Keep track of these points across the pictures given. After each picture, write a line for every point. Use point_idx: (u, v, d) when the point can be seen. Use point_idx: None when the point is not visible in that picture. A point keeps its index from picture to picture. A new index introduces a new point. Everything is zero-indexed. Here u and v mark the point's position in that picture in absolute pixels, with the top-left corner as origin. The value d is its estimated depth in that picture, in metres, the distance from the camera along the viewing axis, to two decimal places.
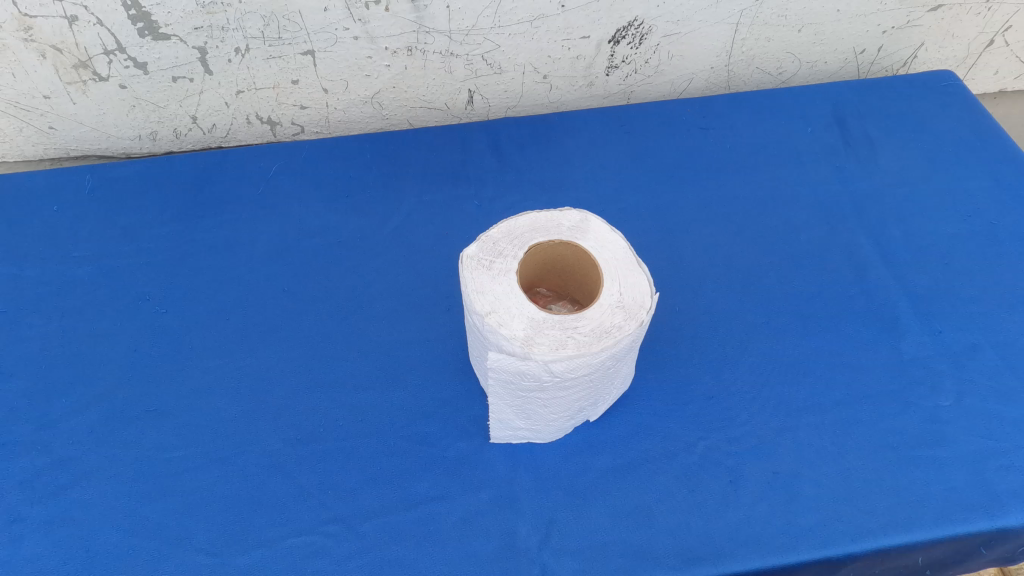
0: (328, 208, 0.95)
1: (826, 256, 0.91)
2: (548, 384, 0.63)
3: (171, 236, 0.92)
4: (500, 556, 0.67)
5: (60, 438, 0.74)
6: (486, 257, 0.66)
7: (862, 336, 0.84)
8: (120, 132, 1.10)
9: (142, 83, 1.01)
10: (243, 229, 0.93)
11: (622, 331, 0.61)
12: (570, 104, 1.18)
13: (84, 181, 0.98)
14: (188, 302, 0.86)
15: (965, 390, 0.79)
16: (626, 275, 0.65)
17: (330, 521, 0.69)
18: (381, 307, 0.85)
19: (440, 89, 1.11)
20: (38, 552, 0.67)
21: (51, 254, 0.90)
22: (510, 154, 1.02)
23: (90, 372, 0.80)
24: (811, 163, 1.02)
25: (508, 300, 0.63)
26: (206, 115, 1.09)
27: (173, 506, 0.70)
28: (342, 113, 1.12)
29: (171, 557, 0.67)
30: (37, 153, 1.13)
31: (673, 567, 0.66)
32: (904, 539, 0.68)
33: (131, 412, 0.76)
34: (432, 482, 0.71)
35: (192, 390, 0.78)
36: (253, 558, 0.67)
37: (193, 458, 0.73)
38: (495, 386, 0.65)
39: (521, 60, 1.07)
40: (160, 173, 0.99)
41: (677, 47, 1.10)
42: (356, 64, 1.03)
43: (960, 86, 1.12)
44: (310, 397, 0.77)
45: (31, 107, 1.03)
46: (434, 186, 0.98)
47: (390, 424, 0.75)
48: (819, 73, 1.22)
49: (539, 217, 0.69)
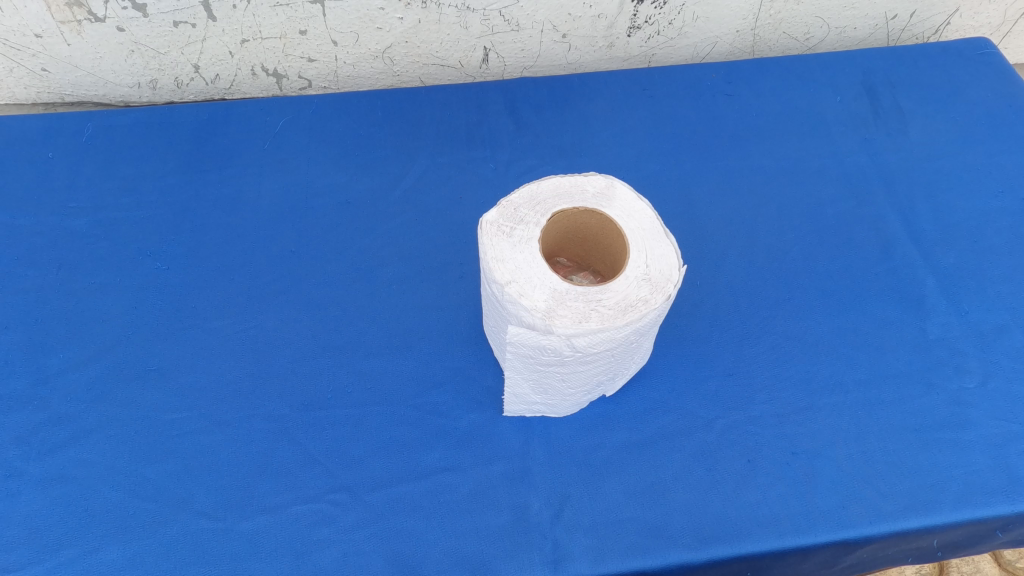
0: (337, 166, 0.91)
1: (851, 231, 0.88)
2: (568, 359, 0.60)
3: (172, 190, 0.89)
4: (511, 530, 0.66)
5: (57, 394, 0.72)
6: (506, 223, 0.62)
7: (887, 314, 0.81)
8: (118, 78, 1.05)
9: (141, 26, 0.96)
10: (247, 186, 0.89)
11: (648, 305, 0.58)
12: (588, 65, 1.14)
13: (80, 129, 0.93)
14: (190, 260, 0.83)
15: (990, 372, 0.77)
16: (653, 245, 0.62)
17: (337, 488, 0.67)
18: (392, 271, 0.82)
19: (453, 45, 1.06)
20: (34, 510, 0.66)
21: (48, 205, 0.86)
22: (527, 116, 0.98)
23: (86, 328, 0.77)
24: (840, 135, 0.98)
25: (530, 269, 0.60)
26: (209, 64, 1.04)
27: (175, 468, 0.68)
28: (351, 67, 1.07)
29: (173, 520, 0.65)
30: (29, 96, 1.08)
31: (687, 545, 0.65)
32: (923, 522, 0.67)
33: (131, 370, 0.74)
34: (443, 452, 0.69)
35: (193, 349, 0.76)
36: (257, 523, 0.65)
37: (195, 419, 0.71)
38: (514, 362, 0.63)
39: (540, 17, 1.02)
40: (161, 123, 0.95)
41: (703, 9, 1.05)
42: (367, 16, 0.98)
43: (997, 56, 1.07)
44: (317, 362, 0.75)
45: (22, 46, 0.99)
46: (447, 146, 0.94)
47: (400, 391, 0.73)
48: (847, 39, 1.18)
49: (563, 182, 0.66)
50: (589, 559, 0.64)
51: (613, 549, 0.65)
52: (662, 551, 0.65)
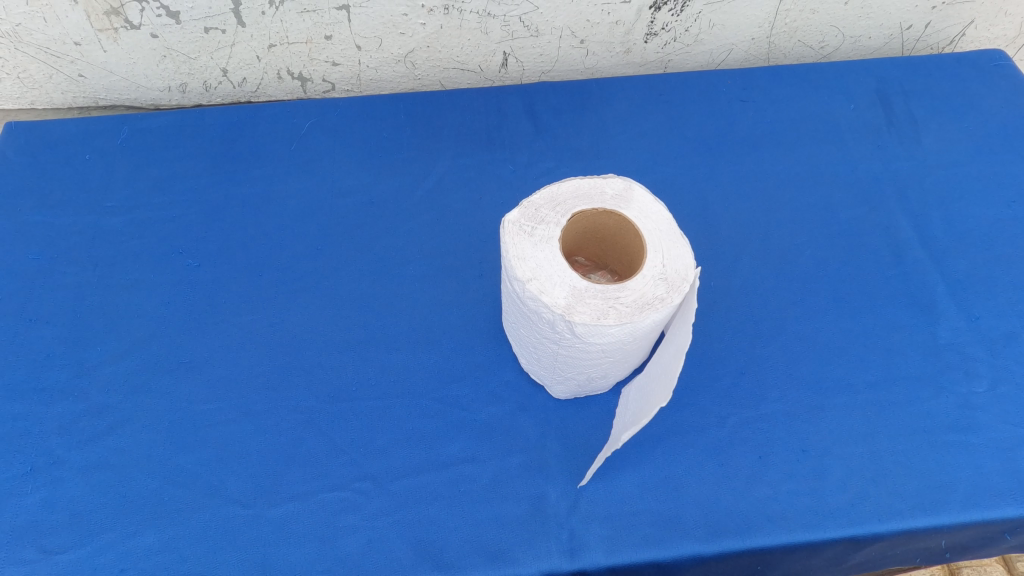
0: (361, 167, 0.94)
1: (864, 236, 0.90)
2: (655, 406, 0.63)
3: (204, 189, 0.92)
4: (530, 520, 0.68)
5: (96, 385, 0.75)
6: (528, 224, 0.65)
7: (897, 319, 0.82)
8: (150, 83, 1.09)
9: (174, 33, 0.99)
10: (275, 185, 0.92)
11: (664, 304, 0.60)
12: (606, 70, 1.16)
13: (116, 131, 0.97)
14: (221, 257, 0.86)
15: (1000, 377, 0.78)
16: (669, 246, 0.64)
17: (362, 477, 0.70)
18: (414, 269, 0.85)
19: (474, 50, 1.08)
20: (74, 495, 0.68)
21: (86, 204, 0.90)
22: (546, 119, 1.00)
23: (123, 322, 0.80)
24: (854, 141, 0.99)
25: (550, 267, 0.62)
26: (237, 68, 1.07)
27: (207, 457, 0.71)
28: (374, 71, 1.11)
29: (206, 505, 0.68)
30: (66, 100, 1.12)
31: (699, 538, 0.67)
32: (931, 521, 0.68)
33: (165, 363, 0.77)
34: (464, 443, 0.72)
35: (225, 343, 0.79)
36: (286, 510, 0.68)
37: (226, 410, 0.74)
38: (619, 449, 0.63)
39: (559, 24, 1.05)
40: (193, 124, 0.98)
41: (719, 17, 1.07)
42: (391, 22, 1.01)
43: (1010, 67, 1.08)
44: (342, 356, 0.78)
45: (62, 53, 1.03)
46: (468, 148, 0.96)
47: (422, 384, 0.75)
48: (861, 48, 1.19)
49: (583, 183, 0.68)
50: (605, 550, 0.66)
51: (628, 540, 0.67)
52: (676, 543, 0.67)
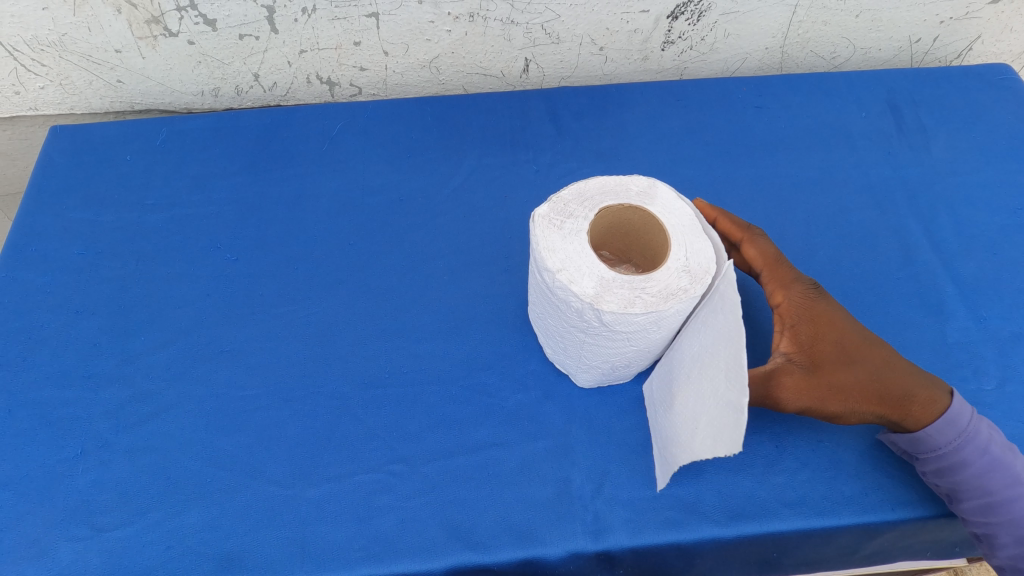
0: (390, 167, 0.98)
1: (875, 238, 0.93)
2: (717, 396, 0.63)
3: (240, 188, 0.96)
4: (556, 502, 0.70)
5: (141, 373, 0.79)
6: (557, 217, 0.68)
7: (909, 317, 0.85)
8: (184, 87, 1.13)
9: (209, 40, 1.04)
10: (308, 184, 0.96)
11: (688, 294, 0.63)
12: (623, 77, 1.20)
13: (156, 133, 1.01)
14: (258, 251, 0.89)
15: (1008, 376, 0.80)
16: (691, 240, 0.67)
17: (394, 460, 0.73)
18: (442, 265, 0.88)
19: (497, 56, 1.12)
20: (122, 476, 0.72)
21: (129, 202, 0.94)
22: (568, 123, 1.04)
23: (165, 313, 0.83)
24: (866, 148, 1.03)
25: (579, 258, 0.65)
26: (268, 73, 1.11)
27: (247, 441, 0.74)
28: (400, 76, 1.15)
29: (247, 486, 0.71)
30: (103, 105, 1.17)
31: (719, 521, 0.70)
32: (942, 509, 0.71)
33: (206, 352, 0.80)
34: (492, 429, 0.75)
35: (262, 333, 0.82)
36: (322, 491, 0.71)
37: (264, 397, 0.77)
38: (721, 448, 0.60)
39: (579, 32, 1.09)
40: (228, 126, 1.02)
41: (734, 27, 1.11)
42: (418, 29, 1.05)
43: (1016, 81, 1.12)
44: (374, 346, 0.81)
45: (103, 61, 1.07)
46: (492, 150, 1.00)
47: (452, 373, 0.79)
48: (871, 59, 1.23)
49: (609, 180, 0.71)
50: (628, 532, 0.69)
51: (651, 523, 0.69)
52: (696, 526, 0.69)
